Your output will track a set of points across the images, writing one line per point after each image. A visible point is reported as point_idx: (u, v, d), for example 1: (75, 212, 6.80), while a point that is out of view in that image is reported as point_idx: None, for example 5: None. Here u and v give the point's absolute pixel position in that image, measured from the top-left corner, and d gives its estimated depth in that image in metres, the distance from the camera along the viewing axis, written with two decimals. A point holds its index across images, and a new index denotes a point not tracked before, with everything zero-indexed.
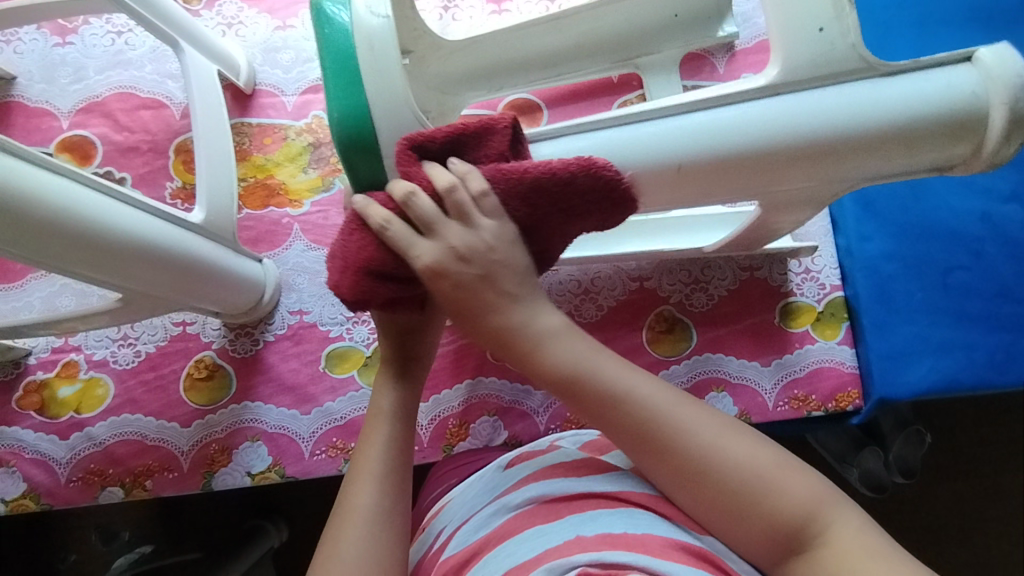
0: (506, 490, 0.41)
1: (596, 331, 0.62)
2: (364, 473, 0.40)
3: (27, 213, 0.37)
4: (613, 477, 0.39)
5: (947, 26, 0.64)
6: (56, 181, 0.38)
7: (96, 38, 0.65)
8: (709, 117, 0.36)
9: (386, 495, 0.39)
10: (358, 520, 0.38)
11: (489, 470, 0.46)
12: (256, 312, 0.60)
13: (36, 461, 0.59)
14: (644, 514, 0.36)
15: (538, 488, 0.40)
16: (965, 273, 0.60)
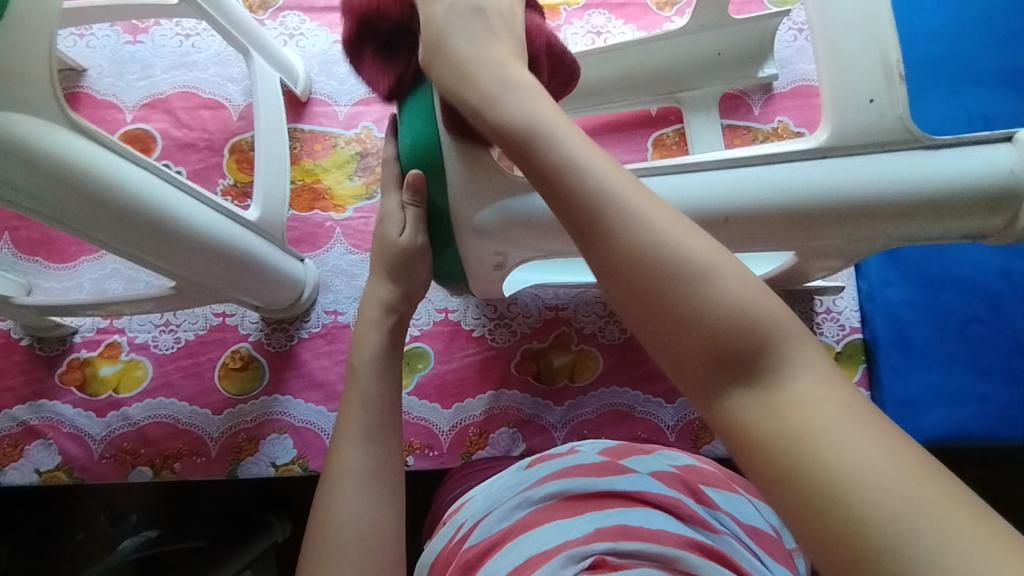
0: (527, 487, 0.42)
1: (619, 353, 0.64)
2: (348, 434, 0.42)
3: (111, 199, 0.39)
4: (629, 478, 0.41)
5: (980, 85, 0.66)
6: (137, 170, 0.41)
7: (165, 39, 0.69)
8: (759, 173, 0.39)
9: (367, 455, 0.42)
10: (349, 478, 0.40)
11: (510, 471, 0.47)
12: (294, 309, 0.63)
13: (73, 435, 0.61)
14: (659, 513, 0.38)
15: (558, 485, 0.41)
16: (983, 326, 0.61)
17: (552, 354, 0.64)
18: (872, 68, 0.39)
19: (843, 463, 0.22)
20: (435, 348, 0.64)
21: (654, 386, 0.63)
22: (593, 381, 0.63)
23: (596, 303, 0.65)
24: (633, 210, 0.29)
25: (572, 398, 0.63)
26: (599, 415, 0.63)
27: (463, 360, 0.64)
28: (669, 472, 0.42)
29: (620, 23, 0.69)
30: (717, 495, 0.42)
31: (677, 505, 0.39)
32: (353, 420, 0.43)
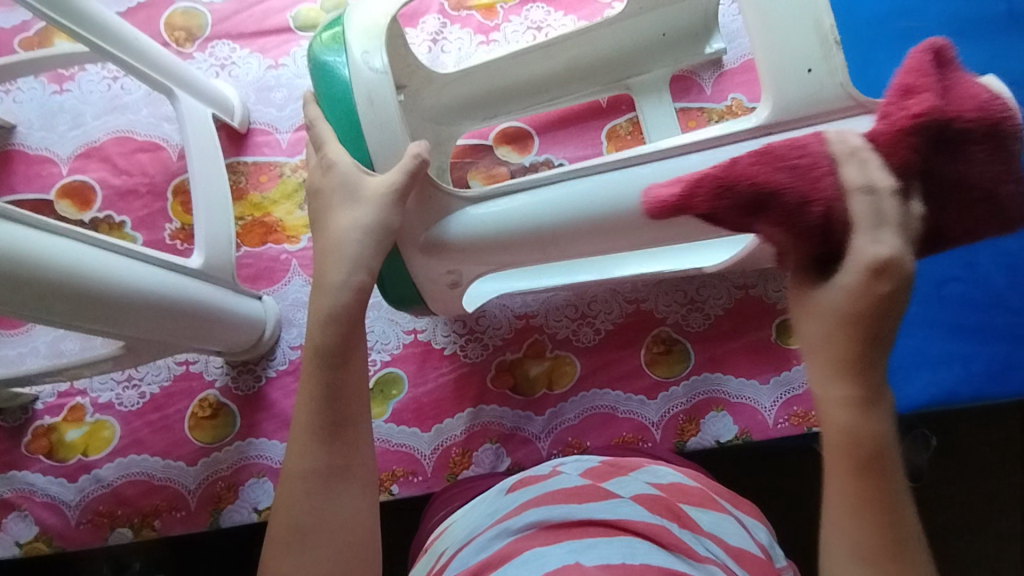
0: (506, 515, 0.41)
1: (595, 354, 0.62)
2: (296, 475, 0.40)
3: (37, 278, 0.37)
4: (611, 505, 0.40)
5: (932, 38, 0.64)
6: (62, 242, 0.39)
7: (93, 84, 0.66)
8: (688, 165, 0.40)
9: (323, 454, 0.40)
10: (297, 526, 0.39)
11: (491, 495, 0.46)
12: (257, 348, 0.61)
13: (47, 504, 0.60)
14: (642, 543, 0.36)
15: (539, 514, 0.40)
16: (959, 284, 0.60)
17: (527, 363, 0.63)
18: (807, 32, 0.37)
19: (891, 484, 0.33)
20: (408, 372, 0.63)
21: (635, 384, 0.62)
22: (572, 387, 0.62)
23: (567, 306, 0.63)
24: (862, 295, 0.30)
25: (553, 406, 0.62)
26: (582, 420, 0.61)
27: (438, 381, 0.63)
28: (652, 495, 0.41)
29: (559, 15, 0.67)
30: (701, 515, 0.41)
31: (660, 532, 0.37)
32: (308, 418, 0.41)
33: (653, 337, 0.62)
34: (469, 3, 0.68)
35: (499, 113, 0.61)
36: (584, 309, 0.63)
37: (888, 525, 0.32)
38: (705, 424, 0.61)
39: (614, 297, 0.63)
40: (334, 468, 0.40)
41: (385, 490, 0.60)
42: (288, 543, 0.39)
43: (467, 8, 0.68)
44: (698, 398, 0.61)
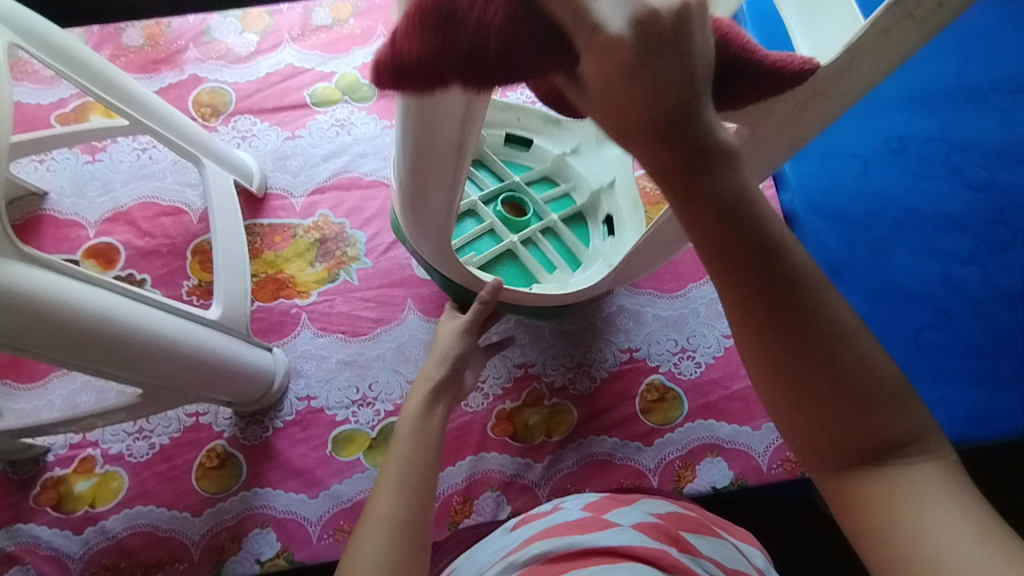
0: (511, 551, 0.43)
1: (591, 401, 0.65)
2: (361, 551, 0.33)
3: (75, 325, 0.41)
4: (609, 533, 0.41)
5: (892, 109, 0.71)
6: (100, 293, 0.43)
7: (123, 155, 0.72)
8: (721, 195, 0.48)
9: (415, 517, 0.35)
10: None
11: (494, 537, 0.47)
12: (266, 399, 0.63)
13: (49, 557, 0.60)
14: (643, 567, 0.38)
15: (546, 545, 0.41)
16: (935, 332, 0.63)
17: (526, 411, 0.65)
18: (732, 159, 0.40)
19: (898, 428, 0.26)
20: None
21: (631, 431, 0.64)
22: (569, 434, 0.64)
23: (564, 356, 0.67)
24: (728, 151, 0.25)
25: (551, 453, 0.63)
26: (580, 467, 0.63)
27: None
28: (651, 524, 0.43)
29: None
30: (699, 541, 0.42)
31: (659, 556, 0.39)
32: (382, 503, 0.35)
33: (647, 384, 0.65)
34: None
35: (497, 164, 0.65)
36: (580, 358, 0.67)
37: (823, 359, 0.26)
38: (700, 470, 0.62)
39: (609, 348, 0.67)
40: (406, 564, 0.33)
41: None
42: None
43: None
44: (692, 445, 0.63)
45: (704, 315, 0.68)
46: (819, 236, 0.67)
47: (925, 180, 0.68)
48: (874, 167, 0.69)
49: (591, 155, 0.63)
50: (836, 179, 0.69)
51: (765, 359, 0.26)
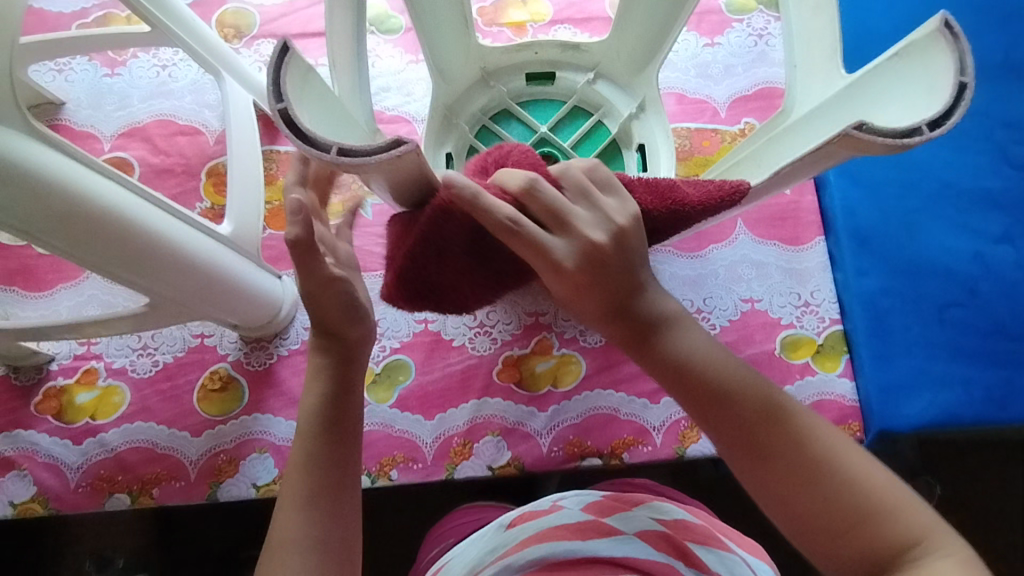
0: (507, 553, 0.46)
1: (600, 355, 0.63)
2: (290, 501, 0.43)
3: (88, 217, 0.40)
4: (614, 542, 0.44)
5: None
6: (116, 188, 0.42)
7: (142, 70, 0.70)
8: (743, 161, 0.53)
9: (325, 521, 0.43)
10: (290, 549, 0.42)
11: (491, 529, 0.51)
12: (272, 326, 0.62)
13: (48, 465, 0.60)
14: None
15: (542, 551, 0.45)
16: (960, 309, 0.62)
17: (533, 360, 0.64)
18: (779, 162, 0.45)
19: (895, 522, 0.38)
20: (416, 360, 0.64)
21: (639, 388, 0.62)
22: (576, 386, 0.63)
23: None
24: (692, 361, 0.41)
25: (556, 403, 0.62)
26: (584, 419, 0.62)
27: (444, 371, 0.63)
28: (658, 532, 0.45)
29: (585, 36, 0.71)
30: (708, 555, 0.45)
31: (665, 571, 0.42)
32: (302, 480, 0.44)
33: None
34: (500, 20, 0.72)
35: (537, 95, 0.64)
36: None
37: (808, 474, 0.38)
38: None
39: None
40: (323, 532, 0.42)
41: (383, 475, 0.61)
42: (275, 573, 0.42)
43: (499, 24, 0.72)
44: None
45: (722, 278, 0.65)
46: (848, 204, 0.65)
47: (966, 154, 0.66)
48: None
49: (616, 80, 0.62)
50: None
51: (774, 491, 0.39)
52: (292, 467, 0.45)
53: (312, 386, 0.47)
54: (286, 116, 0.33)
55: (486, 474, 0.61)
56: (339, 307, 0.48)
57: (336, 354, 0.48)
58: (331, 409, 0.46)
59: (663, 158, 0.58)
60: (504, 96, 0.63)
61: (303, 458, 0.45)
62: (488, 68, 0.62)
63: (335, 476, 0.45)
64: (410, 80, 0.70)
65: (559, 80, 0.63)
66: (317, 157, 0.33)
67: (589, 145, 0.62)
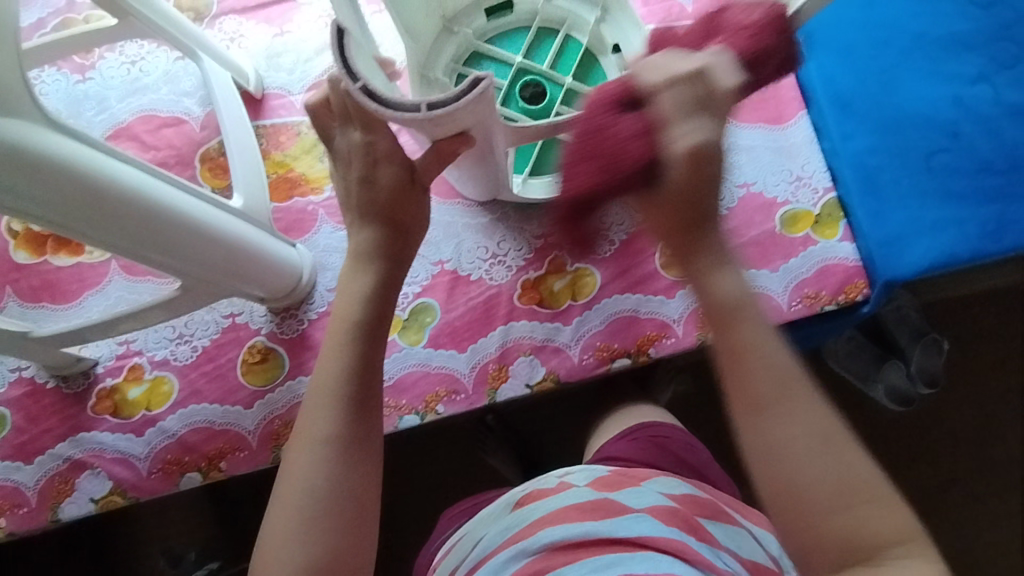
0: (518, 536, 0.51)
1: (613, 263, 0.66)
2: (321, 402, 0.48)
3: (114, 200, 0.42)
4: (632, 521, 0.48)
5: None
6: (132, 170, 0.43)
7: (112, 70, 0.70)
8: None
9: (349, 425, 0.48)
10: (315, 443, 0.47)
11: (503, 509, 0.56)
12: (297, 293, 0.65)
13: (117, 459, 0.63)
14: (665, 557, 0.45)
15: (557, 534, 0.48)
16: (946, 154, 0.64)
17: (550, 279, 0.66)
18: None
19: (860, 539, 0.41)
20: (439, 300, 0.66)
21: (654, 286, 0.65)
22: (594, 296, 0.66)
23: None
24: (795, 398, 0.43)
25: (578, 315, 0.65)
26: (608, 324, 0.65)
27: (468, 305, 0.66)
28: (670, 509, 0.50)
29: None
30: (717, 530, 0.51)
31: (682, 547, 0.46)
32: (332, 381, 0.48)
33: None
34: None
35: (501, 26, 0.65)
36: None
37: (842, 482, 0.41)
38: None
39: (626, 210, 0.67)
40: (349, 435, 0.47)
41: (431, 411, 0.64)
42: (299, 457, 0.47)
43: None
44: None
45: None
46: (825, 72, 0.67)
47: (935, 2, 0.67)
48: None
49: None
50: (843, 11, 0.67)
51: (763, 442, 0.42)
52: (327, 373, 0.49)
53: (351, 299, 0.51)
54: (367, 92, 0.41)
55: (525, 392, 0.64)
56: (389, 228, 0.52)
57: (380, 275, 0.51)
58: (370, 322, 0.50)
59: (641, 54, 0.60)
60: (469, 39, 0.63)
61: (335, 368, 0.49)
62: (447, 15, 0.63)
63: (370, 385, 0.49)
64: (378, 30, 0.70)
65: (516, 7, 0.64)
66: (411, 116, 0.41)
67: (565, 62, 0.64)
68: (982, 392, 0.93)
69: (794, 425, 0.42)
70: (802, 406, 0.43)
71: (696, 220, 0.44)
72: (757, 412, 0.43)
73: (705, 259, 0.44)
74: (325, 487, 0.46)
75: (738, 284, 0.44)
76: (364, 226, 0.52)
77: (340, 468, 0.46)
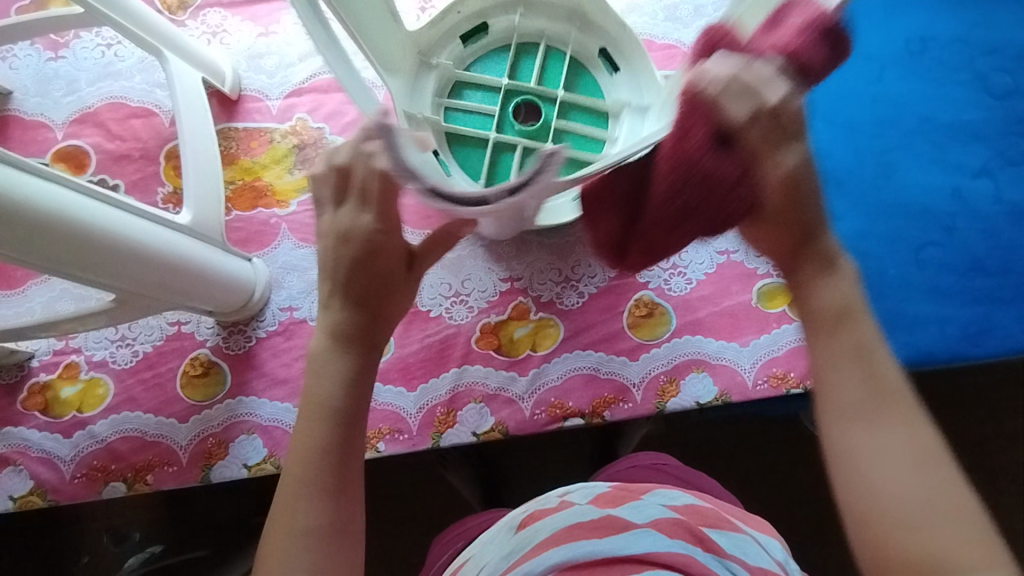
0: (521, 560, 0.48)
1: (578, 317, 0.64)
2: (293, 493, 0.41)
3: (36, 226, 0.39)
4: (635, 538, 0.47)
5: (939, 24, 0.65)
6: (63, 191, 0.41)
7: (87, 51, 0.67)
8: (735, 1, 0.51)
9: (333, 511, 0.41)
10: (294, 539, 0.39)
11: (504, 533, 0.54)
12: (247, 310, 0.62)
13: (42, 459, 0.61)
14: None
15: (560, 555, 0.46)
16: (937, 248, 0.61)
17: (511, 325, 0.64)
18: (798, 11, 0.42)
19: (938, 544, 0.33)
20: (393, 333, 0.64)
21: (618, 346, 0.63)
22: (554, 349, 0.63)
23: (552, 270, 0.65)
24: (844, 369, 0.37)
25: (536, 367, 0.63)
26: (565, 380, 0.62)
27: (423, 342, 0.64)
28: (671, 520, 0.50)
29: None
30: (723, 538, 0.50)
31: (689, 564, 0.45)
32: (300, 468, 0.41)
33: (636, 300, 0.64)
34: None
35: (481, 48, 0.61)
36: (568, 273, 0.64)
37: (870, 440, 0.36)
38: (684, 385, 0.62)
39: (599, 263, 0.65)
40: (334, 525, 0.40)
41: (371, 448, 0.62)
42: (273, 551, 0.39)
43: None
44: (679, 361, 0.62)
45: None
46: (825, 146, 0.64)
47: (945, 87, 0.64)
48: (889, 73, 0.64)
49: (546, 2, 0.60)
50: (850, 85, 0.64)
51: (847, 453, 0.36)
52: (295, 461, 0.42)
53: (328, 383, 0.44)
54: (438, 194, 0.42)
55: (471, 440, 0.62)
56: (365, 309, 0.46)
57: (359, 359, 0.45)
58: (347, 409, 0.43)
59: (631, 56, 0.59)
60: (449, 69, 0.60)
61: (312, 452, 0.42)
62: (422, 49, 0.59)
63: (353, 466, 0.43)
64: None
65: (491, 28, 0.61)
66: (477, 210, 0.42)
67: (551, 78, 0.61)
68: None
69: (870, 438, 0.36)
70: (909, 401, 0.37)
71: (806, 234, 0.40)
72: (852, 423, 0.36)
73: (809, 267, 0.40)
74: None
75: (840, 287, 0.39)
76: (344, 307, 0.46)
77: (325, 562, 0.39)
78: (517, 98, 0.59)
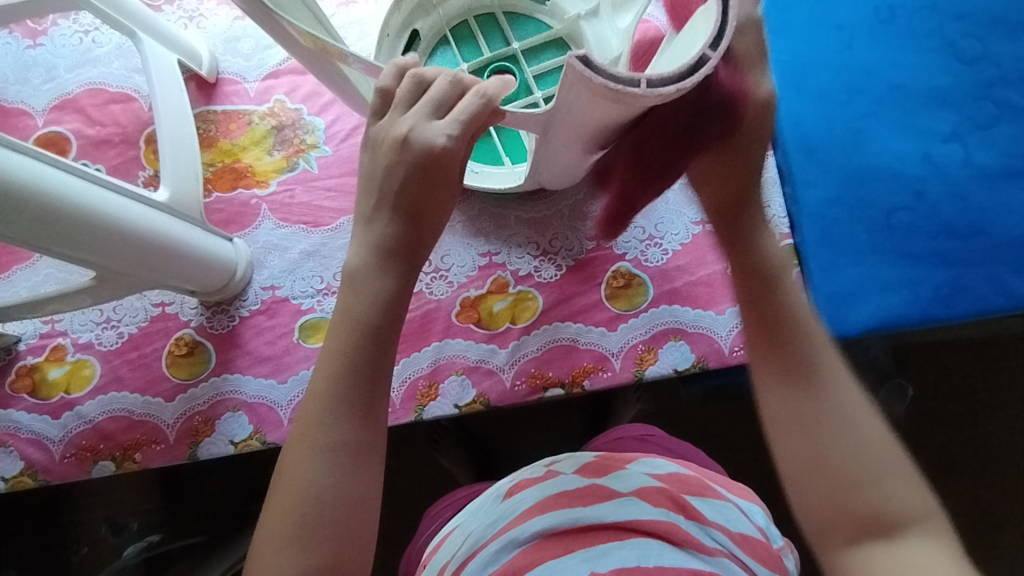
0: (507, 527, 0.49)
1: (556, 288, 0.65)
2: (312, 418, 0.43)
3: (15, 201, 0.40)
4: (619, 506, 0.48)
5: None
6: (42, 167, 0.42)
7: (65, 38, 0.68)
8: None
9: (356, 430, 0.43)
10: (311, 456, 0.42)
11: (489, 501, 0.55)
12: (229, 288, 0.63)
13: (31, 440, 0.62)
14: (654, 544, 0.45)
15: (545, 522, 0.48)
16: (907, 213, 0.62)
17: (491, 299, 0.65)
18: None
19: (858, 458, 0.45)
20: None
21: (596, 317, 0.64)
22: (534, 321, 0.64)
23: (529, 244, 0.66)
24: (798, 329, 0.49)
25: (516, 339, 0.64)
26: (544, 351, 0.63)
27: None
28: (659, 488, 0.50)
29: None
30: (702, 505, 0.51)
31: (671, 529, 0.47)
32: (325, 387, 0.44)
33: (614, 272, 0.65)
34: None
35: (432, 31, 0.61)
36: (546, 246, 0.66)
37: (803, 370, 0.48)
38: (662, 353, 0.62)
39: (576, 235, 0.66)
40: (359, 444, 0.43)
41: None
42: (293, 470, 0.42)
43: None
44: (656, 329, 0.63)
45: (672, 202, 0.66)
46: (795, 114, 0.64)
47: (913, 54, 0.65)
48: (859, 41, 0.65)
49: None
50: (818, 54, 0.65)
51: (803, 411, 0.47)
52: (324, 377, 0.44)
53: (367, 298, 0.46)
54: (654, 85, 0.38)
55: (453, 412, 0.63)
56: (411, 218, 0.47)
57: (403, 277, 0.47)
58: (376, 332, 0.45)
59: None
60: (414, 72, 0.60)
61: (339, 367, 0.44)
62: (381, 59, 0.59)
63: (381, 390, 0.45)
64: (343, 25, 0.68)
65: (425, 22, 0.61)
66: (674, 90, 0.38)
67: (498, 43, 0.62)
68: (943, 444, 0.91)
69: (817, 398, 0.47)
70: (847, 374, 0.49)
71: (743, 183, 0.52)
72: (803, 383, 0.47)
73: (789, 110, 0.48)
74: (328, 493, 0.42)
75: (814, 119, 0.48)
76: (395, 218, 0.47)
77: (346, 479, 0.42)
78: (486, 72, 0.60)
